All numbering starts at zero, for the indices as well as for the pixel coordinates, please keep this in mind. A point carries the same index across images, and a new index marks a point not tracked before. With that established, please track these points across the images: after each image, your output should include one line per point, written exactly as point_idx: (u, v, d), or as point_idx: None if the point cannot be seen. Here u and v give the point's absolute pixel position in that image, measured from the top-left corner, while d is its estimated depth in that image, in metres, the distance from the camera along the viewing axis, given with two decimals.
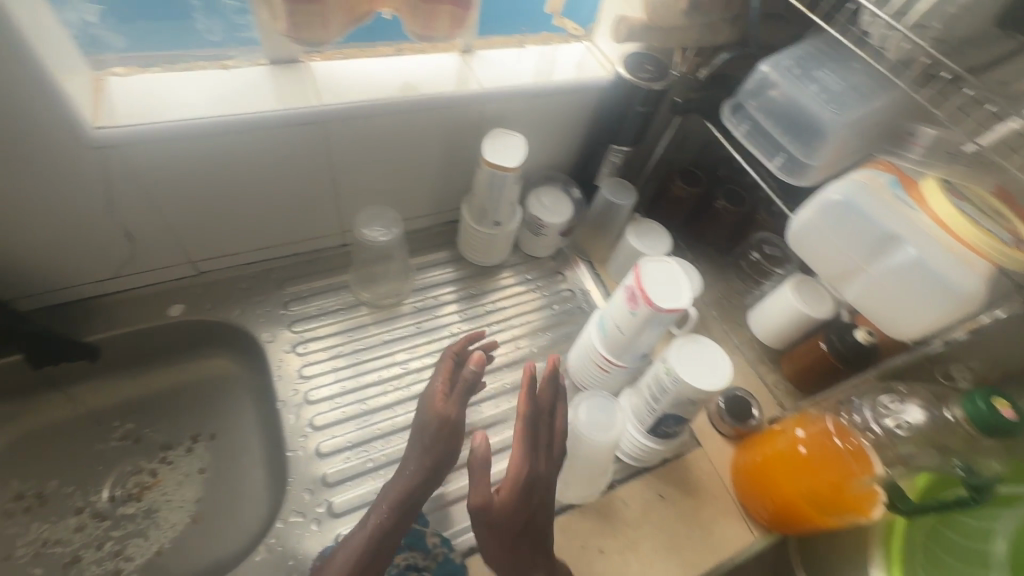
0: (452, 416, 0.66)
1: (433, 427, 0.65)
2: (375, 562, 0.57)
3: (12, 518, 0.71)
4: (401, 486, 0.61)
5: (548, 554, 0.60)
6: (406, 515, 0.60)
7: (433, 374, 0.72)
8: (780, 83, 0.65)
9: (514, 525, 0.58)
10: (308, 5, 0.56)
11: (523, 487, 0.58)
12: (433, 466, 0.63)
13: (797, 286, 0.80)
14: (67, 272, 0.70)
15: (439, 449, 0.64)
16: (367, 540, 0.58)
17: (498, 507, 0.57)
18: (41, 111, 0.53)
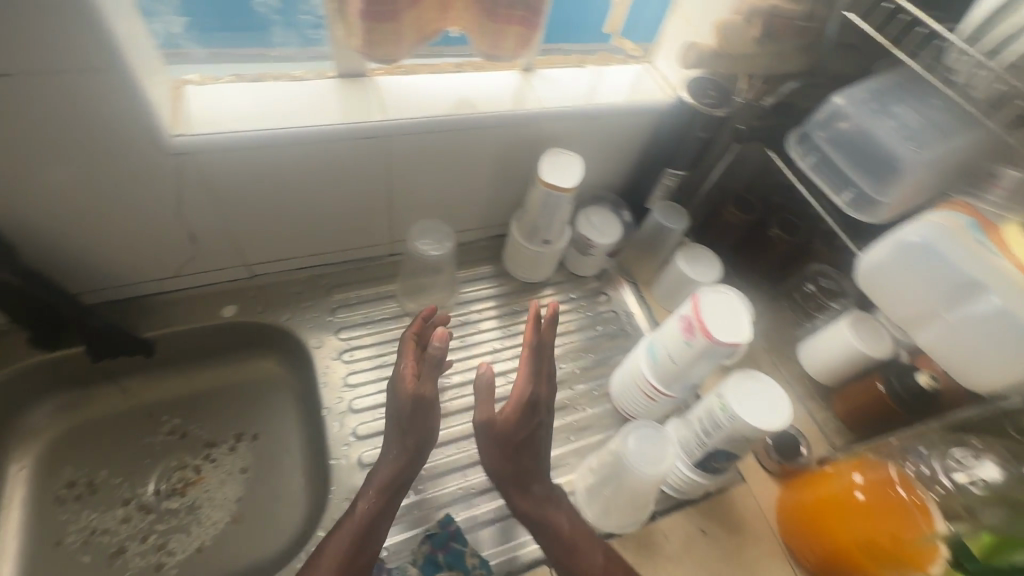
0: (427, 392, 0.67)
1: (407, 408, 0.66)
2: (363, 550, 0.59)
3: (64, 504, 0.73)
4: (385, 473, 0.64)
5: (543, 470, 0.67)
6: (392, 498, 0.63)
7: (398, 360, 0.71)
8: (853, 117, 0.63)
9: (517, 432, 0.67)
10: (385, 22, 0.57)
11: (526, 402, 0.68)
12: (416, 445, 0.66)
13: (855, 323, 0.77)
14: (131, 270, 0.72)
15: (419, 424, 0.66)
16: (356, 530, 0.60)
17: (501, 419, 0.67)
18: (128, 120, 0.54)
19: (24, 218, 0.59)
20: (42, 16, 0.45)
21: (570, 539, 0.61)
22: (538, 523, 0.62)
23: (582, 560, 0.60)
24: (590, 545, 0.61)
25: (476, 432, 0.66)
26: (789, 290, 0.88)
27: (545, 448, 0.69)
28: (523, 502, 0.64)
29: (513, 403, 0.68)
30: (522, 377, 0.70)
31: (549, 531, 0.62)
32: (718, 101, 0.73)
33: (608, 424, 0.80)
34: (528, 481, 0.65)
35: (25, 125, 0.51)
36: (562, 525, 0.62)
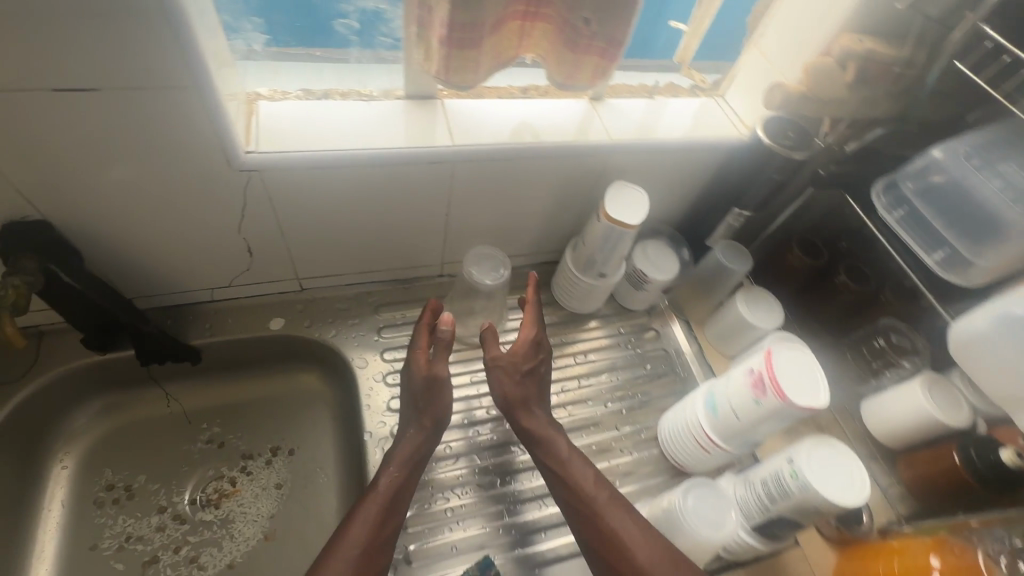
0: (441, 373, 0.70)
1: (421, 387, 0.69)
2: (388, 520, 0.61)
3: (102, 507, 0.73)
4: (407, 447, 0.66)
5: (542, 395, 0.72)
6: (414, 472, 0.65)
7: (412, 345, 0.74)
8: (952, 171, 0.59)
9: (523, 362, 0.73)
10: (466, 49, 0.55)
11: (532, 341, 0.74)
12: (432, 421, 0.69)
13: (930, 387, 0.72)
14: (187, 278, 0.72)
15: (434, 401, 0.69)
16: (382, 502, 0.61)
17: (508, 355, 0.73)
18: (203, 137, 0.54)
19: (92, 226, 0.59)
20: (133, 34, 0.44)
21: (565, 456, 0.65)
22: (538, 440, 0.67)
23: (577, 477, 0.63)
24: (583, 464, 0.65)
25: (490, 371, 0.72)
26: (857, 342, 0.83)
27: (546, 381, 0.75)
28: (529, 421, 0.69)
29: (521, 342, 0.74)
30: (529, 321, 0.76)
31: (546, 446, 0.66)
32: (797, 143, 0.71)
33: (654, 470, 0.76)
34: (530, 403, 0.70)
35: (107, 139, 0.51)
36: (560, 445, 0.66)
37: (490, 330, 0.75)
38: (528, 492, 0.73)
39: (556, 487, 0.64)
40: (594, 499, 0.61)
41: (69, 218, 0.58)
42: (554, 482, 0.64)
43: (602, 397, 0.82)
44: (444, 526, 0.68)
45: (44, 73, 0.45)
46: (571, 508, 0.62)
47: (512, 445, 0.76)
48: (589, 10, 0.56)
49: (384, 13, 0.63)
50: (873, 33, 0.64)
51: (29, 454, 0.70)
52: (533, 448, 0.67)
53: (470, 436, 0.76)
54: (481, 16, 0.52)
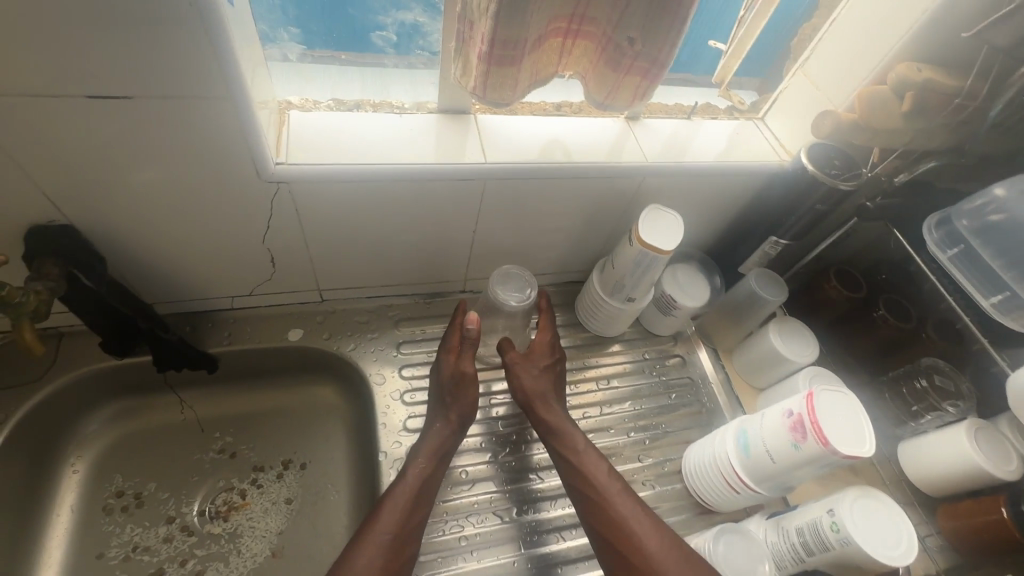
0: (466, 369, 0.71)
1: (450, 382, 0.71)
2: (415, 511, 0.62)
3: (110, 514, 0.71)
4: (433, 439, 0.68)
5: (559, 391, 0.73)
6: (440, 465, 0.66)
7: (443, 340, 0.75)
8: (1014, 210, 0.56)
9: (542, 360, 0.74)
10: (505, 66, 0.53)
11: (551, 344, 0.76)
12: (460, 415, 0.70)
13: (977, 435, 0.68)
14: (208, 286, 0.70)
15: (461, 395, 0.71)
16: (409, 493, 0.63)
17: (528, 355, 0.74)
18: (232, 148, 0.52)
19: (116, 232, 0.58)
20: (169, 42, 0.43)
21: (580, 447, 0.66)
22: (554, 430, 0.67)
23: (591, 468, 0.64)
24: (598, 457, 0.65)
25: (508, 369, 0.73)
26: (895, 381, 0.78)
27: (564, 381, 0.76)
28: (548, 413, 0.69)
29: (538, 345, 0.75)
30: (544, 327, 0.77)
31: (561, 437, 0.67)
32: (844, 171, 0.67)
33: (678, 506, 0.73)
34: (548, 397, 0.71)
35: (137, 147, 0.50)
36: (575, 436, 0.67)
37: (506, 342, 0.76)
38: (545, 523, 0.70)
39: (571, 477, 0.64)
40: (606, 488, 0.62)
41: (94, 223, 0.57)
42: (568, 472, 0.65)
43: (625, 425, 0.79)
44: (457, 555, 0.66)
45: (77, 78, 0.44)
46: (584, 498, 0.62)
47: (529, 471, 0.73)
48: (634, 31, 0.54)
49: (423, 27, 0.61)
50: (933, 61, 0.61)
51: (40, 457, 0.69)
52: (548, 438, 0.68)
53: (486, 460, 0.73)
54: (523, 33, 0.51)
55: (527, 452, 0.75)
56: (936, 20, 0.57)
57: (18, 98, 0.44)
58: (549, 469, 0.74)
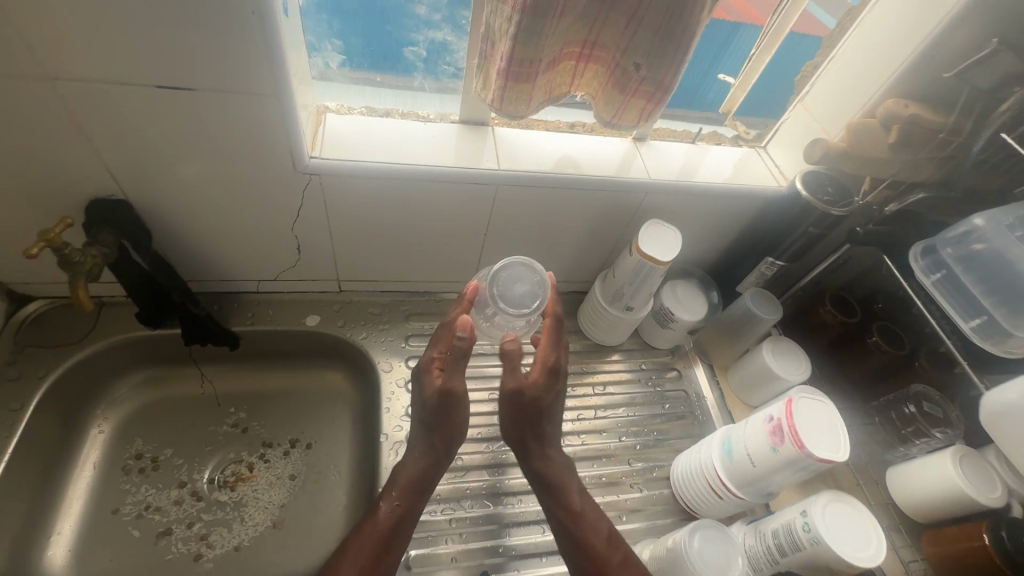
0: (455, 388, 0.65)
1: (433, 403, 0.65)
2: (384, 555, 0.61)
3: (128, 474, 0.76)
4: (410, 472, 0.66)
5: (557, 432, 0.68)
6: (416, 499, 0.65)
7: (429, 345, 0.69)
8: (992, 239, 0.59)
9: (540, 395, 0.65)
10: (521, 82, 0.59)
11: (550, 367, 0.66)
12: (443, 442, 0.67)
13: (961, 460, 0.70)
14: (238, 267, 0.77)
15: (449, 419, 0.66)
16: (378, 535, 0.61)
17: (525, 384, 0.65)
18: (273, 140, 0.59)
19: (163, 210, 0.65)
20: (230, 44, 0.50)
21: (579, 509, 0.64)
22: (551, 487, 0.65)
23: (591, 532, 0.62)
24: (599, 517, 0.64)
25: (505, 399, 0.65)
26: (885, 407, 0.81)
27: (559, 411, 0.69)
28: (542, 463, 0.66)
29: (539, 367, 0.66)
30: (546, 342, 0.67)
31: (558, 495, 0.64)
32: (836, 199, 0.71)
33: (664, 511, 0.75)
34: (546, 441, 0.67)
35: (191, 133, 0.57)
36: (573, 495, 0.65)
37: (512, 346, 0.63)
38: (533, 515, 0.72)
39: (566, 541, 0.63)
40: (607, 561, 0.60)
41: (147, 200, 0.63)
42: (564, 535, 0.63)
43: (618, 430, 0.82)
44: (445, 535, 0.68)
45: (153, 69, 0.51)
46: (577, 563, 0.61)
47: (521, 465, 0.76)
48: (640, 56, 0.59)
49: (451, 45, 0.67)
50: (921, 99, 0.65)
51: (71, 414, 0.75)
52: (544, 494, 0.65)
53: (481, 450, 0.77)
54: (540, 53, 0.57)
55: None
56: (924, 61, 0.61)
57: (102, 82, 0.51)
58: None
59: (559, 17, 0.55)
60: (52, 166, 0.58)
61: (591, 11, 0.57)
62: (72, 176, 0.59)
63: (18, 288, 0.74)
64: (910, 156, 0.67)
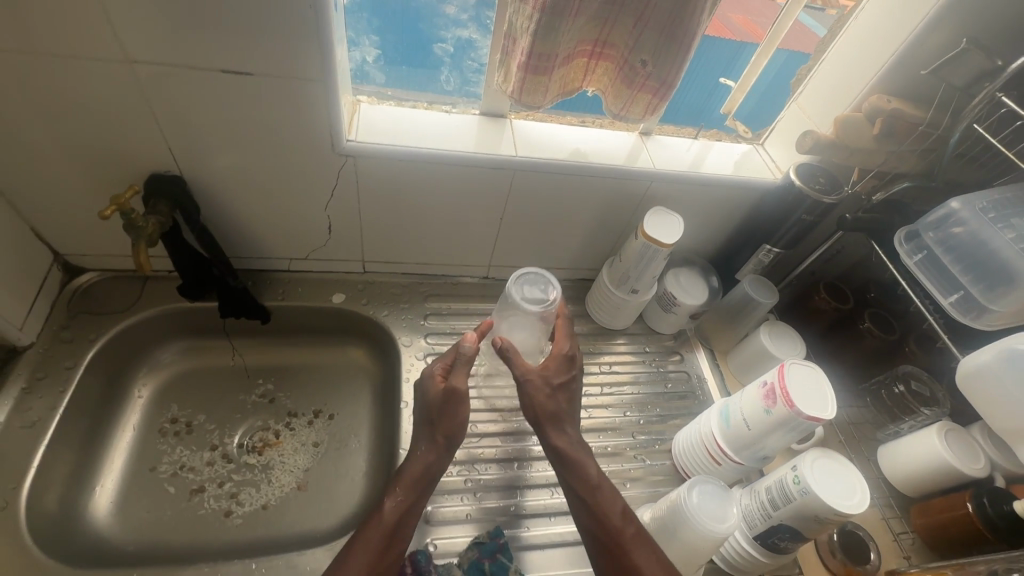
0: (459, 386, 0.67)
1: (437, 403, 0.67)
2: (389, 549, 0.60)
3: (164, 436, 0.81)
4: (417, 465, 0.65)
5: (573, 413, 0.70)
6: (420, 493, 0.64)
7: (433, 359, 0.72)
8: (969, 221, 0.64)
9: (554, 376, 0.70)
10: (539, 75, 0.66)
11: (564, 354, 0.72)
12: (446, 438, 0.67)
13: (946, 434, 0.74)
14: (273, 245, 0.83)
15: (450, 418, 0.67)
16: (384, 528, 0.61)
17: (539, 370, 0.70)
18: (316, 122, 0.66)
19: (212, 187, 0.72)
20: (288, 34, 0.57)
21: (596, 483, 0.64)
22: (567, 461, 0.65)
23: (606, 508, 0.62)
24: (613, 495, 0.64)
25: (521, 386, 0.68)
26: (875, 387, 0.86)
27: (578, 399, 0.72)
28: (560, 439, 0.66)
29: (555, 356, 0.71)
30: (559, 335, 0.73)
31: (575, 469, 0.64)
32: (828, 189, 0.77)
33: (666, 479, 0.80)
34: (562, 420, 0.68)
35: (245, 114, 0.64)
36: (590, 470, 0.65)
37: (506, 346, 0.71)
38: (542, 479, 0.77)
39: (582, 512, 0.63)
40: (622, 533, 0.60)
41: (199, 176, 0.70)
42: (581, 508, 0.63)
43: (622, 406, 0.87)
44: (461, 494, 0.73)
45: (218, 56, 0.58)
46: (594, 537, 0.61)
47: (531, 434, 0.81)
48: (646, 54, 0.66)
49: (476, 42, 0.74)
50: (902, 96, 0.72)
51: (115, 377, 0.81)
52: (561, 468, 0.65)
53: (494, 419, 0.81)
54: (556, 49, 0.63)
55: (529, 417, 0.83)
56: (903, 60, 0.68)
57: (173, 66, 0.58)
58: None
59: (573, 16, 0.62)
60: (121, 141, 0.65)
61: (603, 13, 0.64)
62: (136, 151, 0.66)
63: (73, 259, 0.80)
64: (893, 148, 0.73)
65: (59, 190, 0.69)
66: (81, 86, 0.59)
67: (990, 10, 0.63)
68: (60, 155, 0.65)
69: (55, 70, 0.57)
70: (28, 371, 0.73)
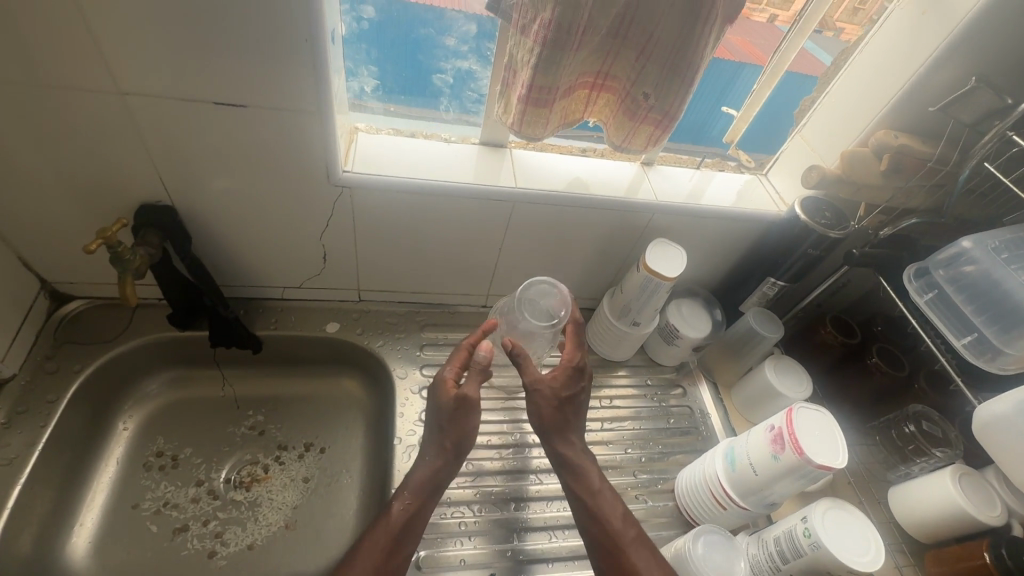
0: (471, 395, 0.66)
1: (449, 410, 0.66)
2: (396, 552, 0.61)
3: (149, 471, 0.78)
4: (423, 471, 0.66)
5: (579, 423, 0.70)
6: (428, 497, 0.65)
7: (443, 363, 0.70)
8: (981, 261, 0.62)
9: (563, 389, 0.68)
10: (540, 107, 0.64)
11: (573, 367, 0.69)
12: (454, 445, 0.67)
13: (959, 479, 0.71)
14: (265, 274, 0.81)
15: (463, 426, 0.67)
16: (391, 532, 0.62)
17: (548, 380, 0.68)
18: (311, 153, 0.64)
19: (204, 217, 0.70)
20: (284, 67, 0.56)
21: (596, 489, 0.64)
22: (570, 468, 0.66)
23: (605, 511, 0.63)
24: (613, 499, 0.64)
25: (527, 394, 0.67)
26: (885, 426, 0.82)
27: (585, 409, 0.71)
28: (564, 449, 0.67)
29: (563, 367, 0.69)
30: (570, 345, 0.70)
31: (577, 476, 0.65)
32: (834, 223, 0.75)
33: (669, 522, 0.76)
34: (568, 431, 0.68)
35: (238, 144, 0.62)
36: (591, 476, 0.65)
37: (519, 350, 0.68)
38: (540, 521, 0.74)
39: (583, 518, 0.63)
40: (621, 537, 0.61)
41: (191, 206, 0.68)
42: (580, 513, 0.64)
43: (624, 442, 0.84)
44: (456, 538, 0.70)
45: (212, 88, 0.57)
46: (593, 541, 0.62)
47: (529, 472, 0.78)
48: (649, 88, 0.65)
49: (475, 73, 0.73)
50: (909, 131, 0.71)
51: (100, 409, 0.78)
52: (565, 475, 0.66)
53: (491, 456, 0.78)
54: (557, 82, 0.62)
55: (527, 454, 0.80)
56: (909, 97, 0.67)
57: (166, 98, 0.57)
58: (548, 473, 0.78)
59: (575, 50, 0.61)
60: (113, 171, 0.63)
61: (605, 46, 0.63)
62: (127, 182, 0.65)
63: (61, 287, 0.78)
64: (900, 183, 0.72)
65: (48, 220, 0.68)
66: (71, 118, 0.57)
67: (997, 48, 0.62)
68: (49, 185, 0.64)
69: (45, 102, 0.56)
70: (9, 405, 0.70)
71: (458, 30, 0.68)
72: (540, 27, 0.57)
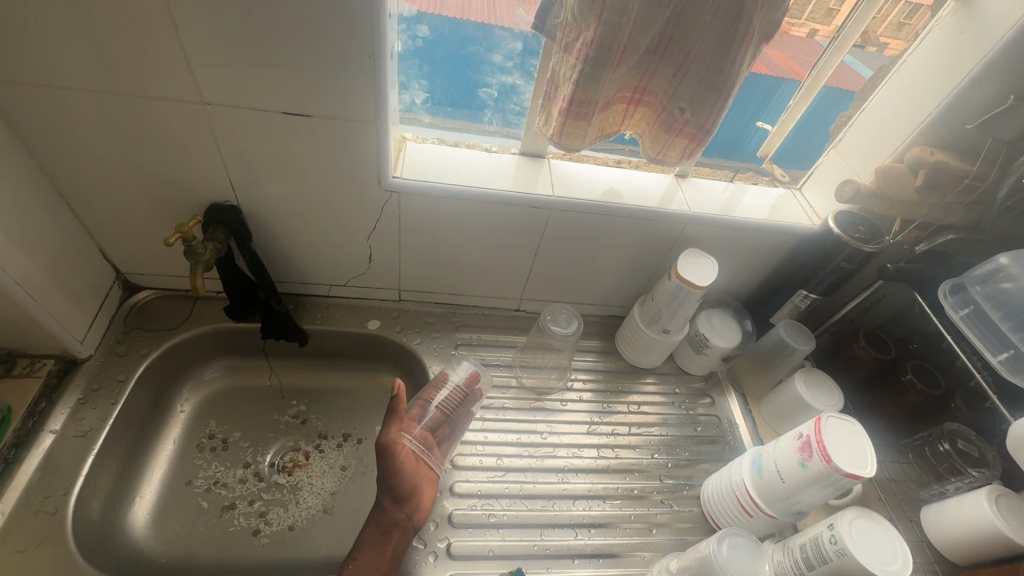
0: (396, 439, 0.65)
1: (383, 451, 0.65)
2: None
3: (201, 451, 0.84)
4: (375, 525, 0.65)
5: None
6: (383, 549, 0.64)
7: (383, 427, 0.65)
8: (1019, 278, 0.62)
9: None
10: (579, 119, 0.68)
11: None
12: (394, 499, 0.66)
13: (999, 501, 0.69)
14: (316, 272, 0.87)
15: (403, 480, 0.66)
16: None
17: None
18: (365, 158, 0.69)
19: (264, 216, 0.76)
20: (349, 80, 0.61)
21: None
22: None
23: None
24: None
25: None
26: (919, 443, 0.82)
27: None
28: None
29: None
30: None
31: None
32: (868, 237, 0.77)
33: (694, 528, 0.77)
34: None
35: (301, 151, 0.68)
36: None
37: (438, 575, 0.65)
38: (567, 518, 0.76)
39: None
40: None
41: (254, 206, 0.75)
42: None
43: (650, 447, 0.85)
44: (486, 530, 0.72)
45: (283, 100, 0.63)
46: None
47: (557, 471, 0.80)
48: (685, 102, 0.67)
49: (519, 87, 0.77)
50: (945, 148, 0.72)
51: (162, 390, 0.85)
52: None
53: (520, 453, 0.81)
54: (597, 96, 0.66)
55: (555, 454, 0.82)
56: (945, 114, 0.69)
57: (241, 108, 0.63)
58: (575, 473, 0.81)
59: (615, 67, 0.64)
60: (189, 173, 0.70)
61: (642, 64, 0.66)
62: (200, 183, 0.71)
63: (133, 278, 0.86)
64: (937, 199, 0.73)
65: (129, 217, 0.75)
66: (158, 125, 0.64)
67: None
68: (133, 184, 0.71)
69: (138, 110, 0.62)
70: (85, 382, 0.77)
71: (505, 47, 0.73)
72: (583, 45, 0.61)
